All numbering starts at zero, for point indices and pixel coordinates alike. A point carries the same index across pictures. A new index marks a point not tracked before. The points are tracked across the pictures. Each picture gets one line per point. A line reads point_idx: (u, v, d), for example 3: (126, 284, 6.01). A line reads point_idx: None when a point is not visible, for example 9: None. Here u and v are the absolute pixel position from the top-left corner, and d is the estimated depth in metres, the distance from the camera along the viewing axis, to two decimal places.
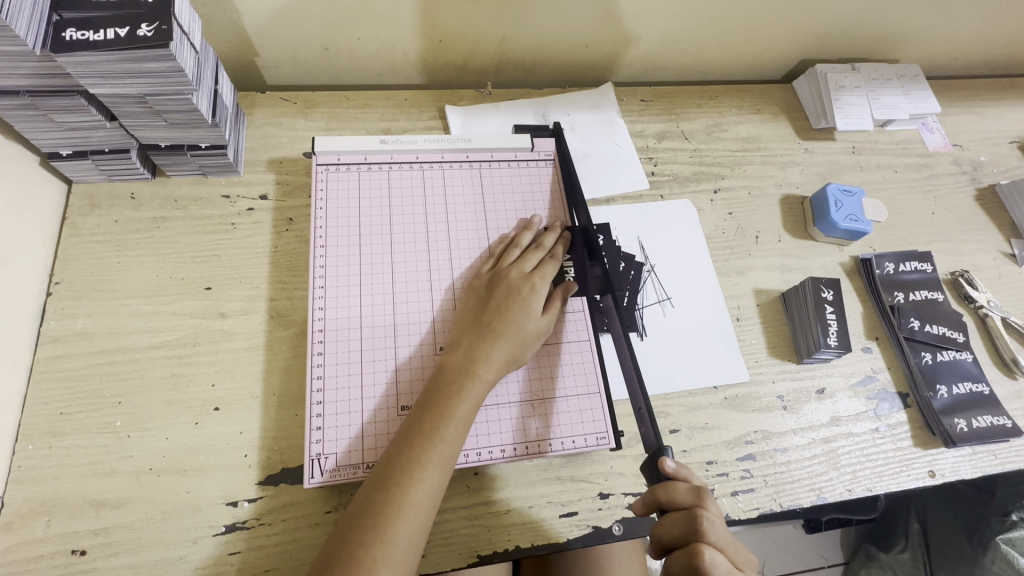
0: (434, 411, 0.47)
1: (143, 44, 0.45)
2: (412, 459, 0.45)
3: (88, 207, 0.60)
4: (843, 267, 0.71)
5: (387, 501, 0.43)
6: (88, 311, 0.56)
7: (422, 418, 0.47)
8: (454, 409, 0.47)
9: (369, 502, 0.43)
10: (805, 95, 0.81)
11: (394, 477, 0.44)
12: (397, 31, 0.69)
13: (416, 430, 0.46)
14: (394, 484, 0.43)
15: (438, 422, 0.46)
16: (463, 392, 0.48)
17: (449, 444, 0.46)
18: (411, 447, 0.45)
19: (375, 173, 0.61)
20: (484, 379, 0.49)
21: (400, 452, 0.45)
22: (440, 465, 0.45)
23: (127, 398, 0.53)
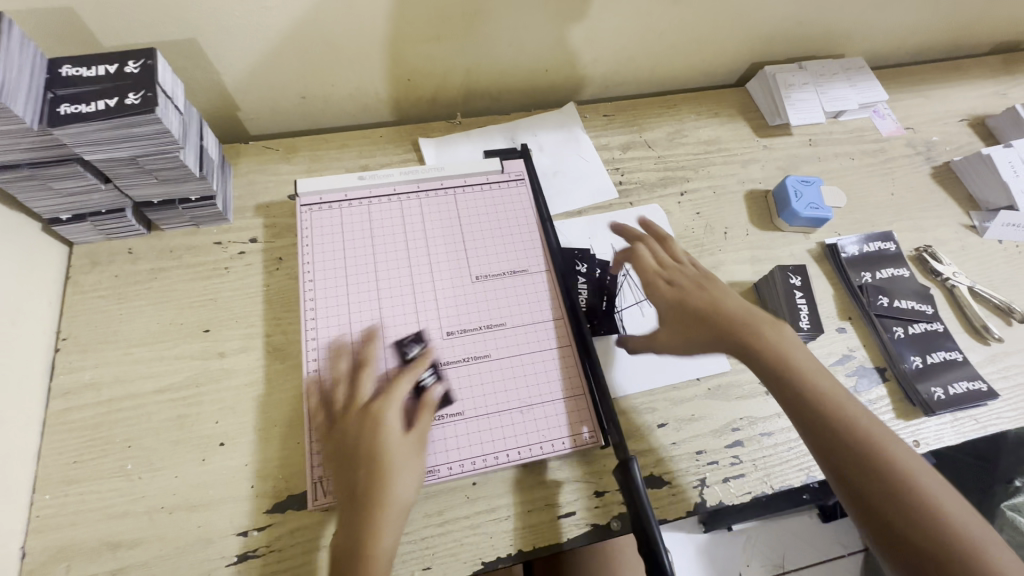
0: (376, 481, 0.48)
1: (131, 111, 0.49)
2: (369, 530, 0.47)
3: (89, 265, 0.64)
4: (811, 254, 0.74)
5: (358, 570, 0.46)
6: (95, 363, 0.59)
7: (364, 491, 0.48)
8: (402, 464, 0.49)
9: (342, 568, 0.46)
10: (759, 96, 0.86)
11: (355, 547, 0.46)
12: (367, 75, 0.74)
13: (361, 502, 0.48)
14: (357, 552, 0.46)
15: (386, 492, 0.48)
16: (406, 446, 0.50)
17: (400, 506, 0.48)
18: (365, 521, 0.47)
19: (356, 208, 0.65)
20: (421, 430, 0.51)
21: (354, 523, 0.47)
22: (394, 527, 0.48)
23: (136, 441, 0.55)
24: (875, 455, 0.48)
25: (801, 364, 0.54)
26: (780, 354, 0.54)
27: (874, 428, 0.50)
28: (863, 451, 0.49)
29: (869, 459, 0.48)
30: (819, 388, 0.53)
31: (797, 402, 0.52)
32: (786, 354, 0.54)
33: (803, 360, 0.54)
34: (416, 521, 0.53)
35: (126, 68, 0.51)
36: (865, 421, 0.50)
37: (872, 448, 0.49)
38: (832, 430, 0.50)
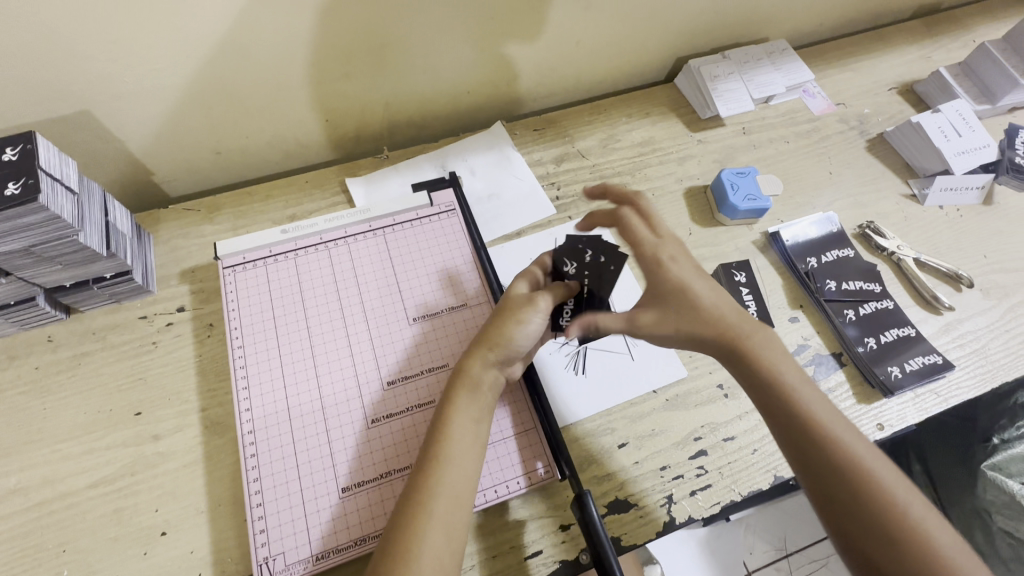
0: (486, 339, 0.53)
1: (12, 203, 0.46)
2: (450, 434, 0.49)
3: (6, 360, 0.60)
4: (756, 245, 0.73)
5: (411, 525, 0.44)
6: (19, 466, 0.55)
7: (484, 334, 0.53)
8: (449, 458, 0.48)
9: (388, 530, 0.45)
10: (687, 91, 0.85)
11: (408, 495, 0.46)
12: (283, 122, 0.71)
13: (428, 448, 0.49)
14: (410, 495, 0.46)
15: (494, 341, 0.52)
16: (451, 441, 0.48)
17: (453, 487, 0.46)
18: (465, 384, 0.51)
19: (282, 263, 0.63)
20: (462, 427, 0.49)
21: (434, 441, 0.49)
22: (466, 452, 0.48)
23: (71, 545, 0.52)
24: (906, 534, 0.44)
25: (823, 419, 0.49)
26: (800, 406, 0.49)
27: (903, 499, 0.45)
28: (885, 520, 0.44)
29: (895, 536, 0.44)
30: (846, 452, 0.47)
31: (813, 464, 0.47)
32: (808, 410, 0.49)
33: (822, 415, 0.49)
34: None
35: (4, 155, 0.48)
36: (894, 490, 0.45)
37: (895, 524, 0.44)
38: (853, 499, 0.45)
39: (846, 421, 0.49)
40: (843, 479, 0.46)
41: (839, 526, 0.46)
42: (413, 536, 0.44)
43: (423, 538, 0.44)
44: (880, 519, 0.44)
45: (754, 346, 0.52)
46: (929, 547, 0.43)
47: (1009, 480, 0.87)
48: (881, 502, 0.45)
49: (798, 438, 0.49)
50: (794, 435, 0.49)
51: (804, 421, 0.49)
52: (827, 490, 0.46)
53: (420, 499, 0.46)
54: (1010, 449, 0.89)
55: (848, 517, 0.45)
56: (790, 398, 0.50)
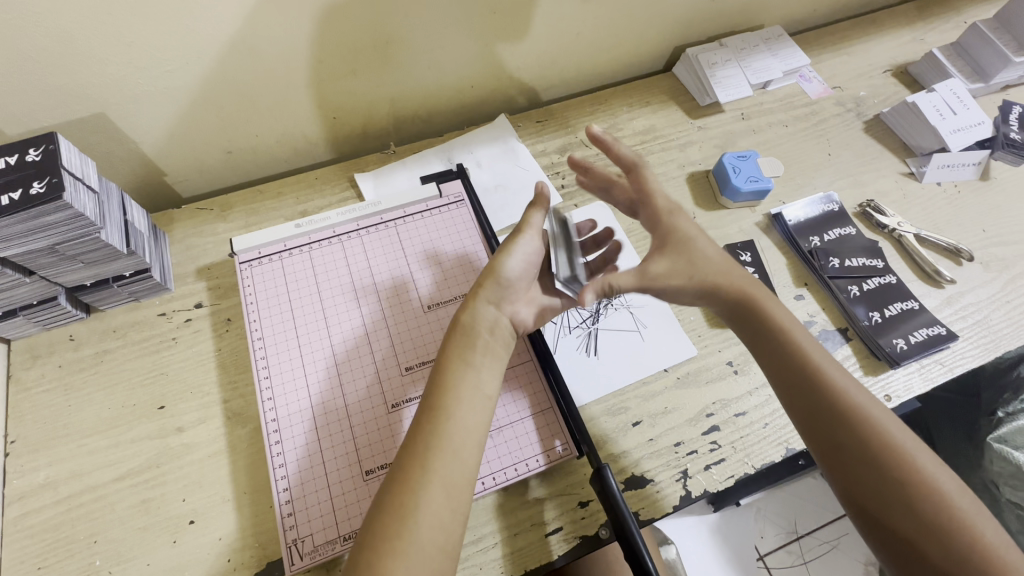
0: (485, 283, 0.55)
1: (38, 202, 0.48)
2: (452, 388, 0.50)
3: (30, 359, 0.62)
4: (759, 226, 0.74)
5: (407, 477, 0.45)
6: (47, 462, 0.56)
7: (483, 278, 0.56)
8: (446, 437, 0.47)
9: (385, 485, 0.46)
10: (686, 79, 0.87)
11: (407, 447, 0.47)
12: (291, 120, 0.73)
13: (427, 403, 0.50)
14: (410, 447, 0.47)
15: (487, 280, 0.55)
16: (447, 421, 0.48)
17: (449, 441, 0.47)
18: (463, 333, 0.53)
19: (297, 256, 0.64)
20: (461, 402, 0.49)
21: (433, 392, 0.50)
22: (466, 411, 0.49)
23: (102, 536, 0.53)
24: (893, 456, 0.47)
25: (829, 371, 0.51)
26: (794, 347, 0.53)
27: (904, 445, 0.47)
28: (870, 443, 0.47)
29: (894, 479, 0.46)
30: (848, 403, 0.49)
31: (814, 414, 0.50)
32: (812, 364, 0.52)
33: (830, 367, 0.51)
34: None
35: (27, 157, 0.50)
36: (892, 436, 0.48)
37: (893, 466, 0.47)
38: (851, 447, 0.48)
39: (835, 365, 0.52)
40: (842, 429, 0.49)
41: (842, 474, 0.49)
42: (411, 486, 0.45)
43: (422, 490, 0.45)
44: (881, 465, 0.47)
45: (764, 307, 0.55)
46: (928, 488, 0.46)
47: (1016, 451, 0.87)
48: (878, 449, 0.47)
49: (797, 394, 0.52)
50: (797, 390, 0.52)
51: (807, 377, 0.51)
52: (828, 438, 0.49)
53: (416, 451, 0.47)
54: (1015, 421, 0.89)
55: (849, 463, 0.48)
56: (793, 350, 0.53)
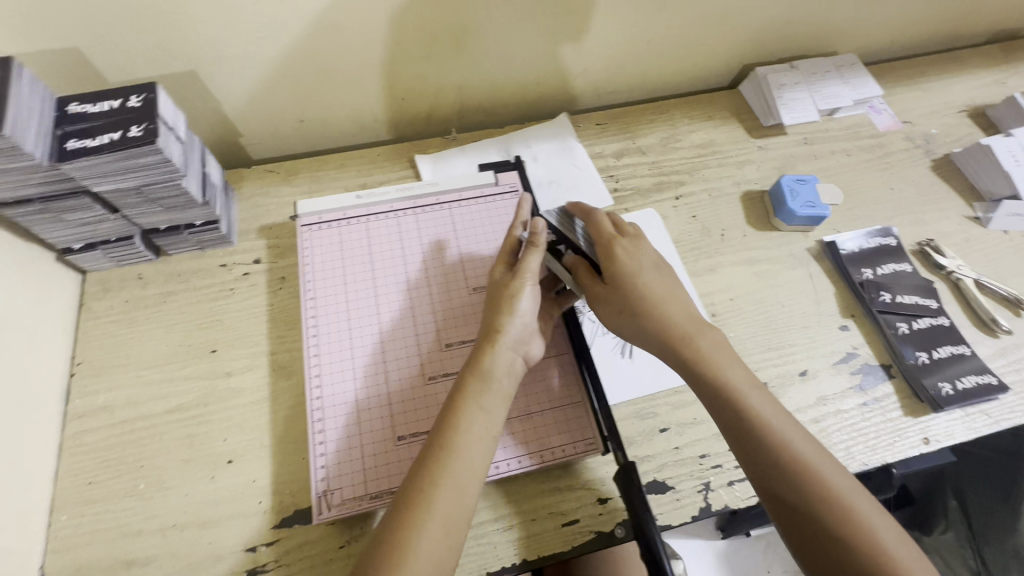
0: (494, 332, 0.54)
1: (134, 144, 0.52)
2: (459, 427, 0.50)
3: (102, 292, 0.66)
4: (810, 252, 0.73)
5: (411, 515, 0.45)
6: (107, 387, 0.61)
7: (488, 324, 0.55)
8: (445, 476, 0.47)
9: (389, 519, 0.46)
10: (752, 97, 0.86)
11: (410, 489, 0.47)
12: (362, 97, 0.76)
13: (433, 441, 0.50)
14: (414, 487, 0.47)
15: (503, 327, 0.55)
16: (450, 461, 0.48)
17: (455, 480, 0.47)
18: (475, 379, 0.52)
19: (354, 225, 0.67)
20: (465, 444, 0.49)
21: (444, 435, 0.49)
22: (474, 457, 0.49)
23: (148, 462, 0.57)
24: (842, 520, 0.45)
25: (759, 405, 0.50)
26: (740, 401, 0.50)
27: (832, 480, 0.46)
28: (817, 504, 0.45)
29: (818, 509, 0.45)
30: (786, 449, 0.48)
31: (739, 438, 0.49)
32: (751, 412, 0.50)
33: (756, 402, 0.50)
34: None
35: (129, 102, 0.54)
36: (813, 460, 0.47)
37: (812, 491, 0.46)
38: (778, 470, 0.47)
39: (783, 417, 0.50)
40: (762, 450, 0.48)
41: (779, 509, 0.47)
42: (415, 525, 0.45)
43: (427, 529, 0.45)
44: (816, 499, 0.45)
45: (669, 308, 0.55)
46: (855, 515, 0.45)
47: None
48: (811, 484, 0.46)
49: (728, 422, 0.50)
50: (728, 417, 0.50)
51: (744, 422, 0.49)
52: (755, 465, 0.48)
53: (421, 487, 0.47)
54: None
55: (778, 490, 0.47)
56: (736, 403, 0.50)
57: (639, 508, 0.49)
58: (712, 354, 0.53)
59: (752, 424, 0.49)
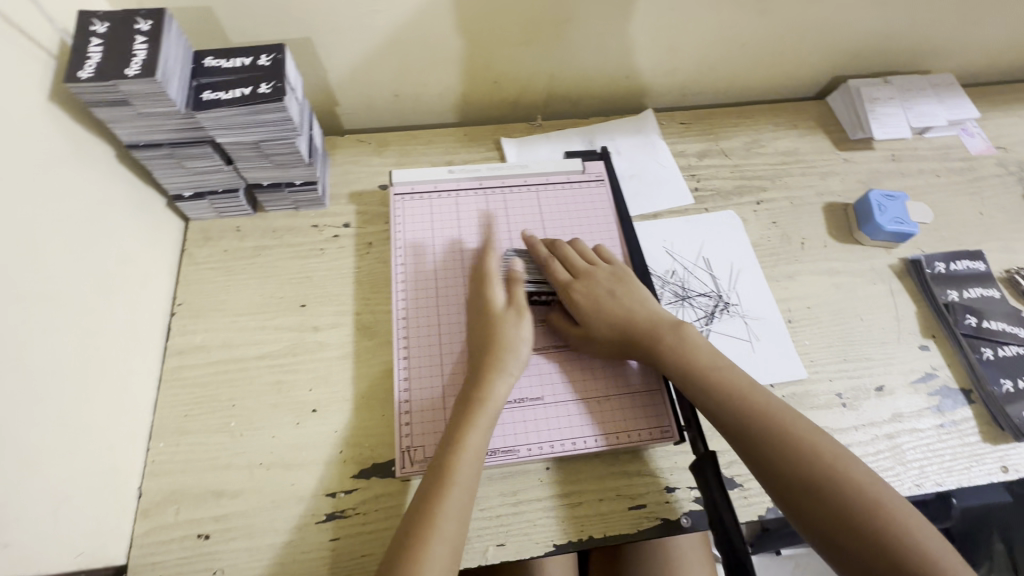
0: (481, 356, 0.55)
1: (262, 99, 0.54)
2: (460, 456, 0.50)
3: (202, 240, 0.70)
4: (893, 269, 0.72)
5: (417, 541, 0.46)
6: (204, 328, 0.64)
7: (476, 348, 0.56)
8: (447, 505, 0.48)
9: (394, 548, 0.46)
10: (840, 110, 0.85)
11: (418, 508, 0.48)
12: (457, 77, 0.78)
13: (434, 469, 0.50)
14: (422, 506, 0.48)
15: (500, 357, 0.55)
16: (451, 488, 0.48)
17: (457, 509, 0.48)
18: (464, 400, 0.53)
19: (445, 198, 0.69)
20: (465, 472, 0.49)
21: (442, 453, 0.50)
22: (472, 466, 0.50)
23: (239, 402, 0.60)
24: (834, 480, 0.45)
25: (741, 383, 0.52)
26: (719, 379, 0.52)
27: (819, 444, 0.47)
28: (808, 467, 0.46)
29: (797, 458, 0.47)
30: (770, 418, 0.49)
31: (716, 410, 0.51)
32: (732, 386, 0.52)
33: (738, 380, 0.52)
34: (491, 498, 0.56)
35: (260, 61, 0.57)
36: (799, 428, 0.48)
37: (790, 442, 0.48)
38: (753, 430, 0.49)
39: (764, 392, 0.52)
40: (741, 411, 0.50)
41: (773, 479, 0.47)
42: (427, 538, 0.46)
43: (439, 540, 0.46)
44: (806, 463, 0.46)
45: (638, 321, 0.57)
46: (834, 458, 0.46)
47: None
48: (800, 446, 0.47)
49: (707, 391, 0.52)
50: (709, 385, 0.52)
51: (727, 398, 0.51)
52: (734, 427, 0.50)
53: (432, 500, 0.48)
54: None
55: (755, 449, 0.48)
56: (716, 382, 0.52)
57: (717, 496, 0.50)
58: (684, 340, 0.55)
59: (733, 400, 0.51)
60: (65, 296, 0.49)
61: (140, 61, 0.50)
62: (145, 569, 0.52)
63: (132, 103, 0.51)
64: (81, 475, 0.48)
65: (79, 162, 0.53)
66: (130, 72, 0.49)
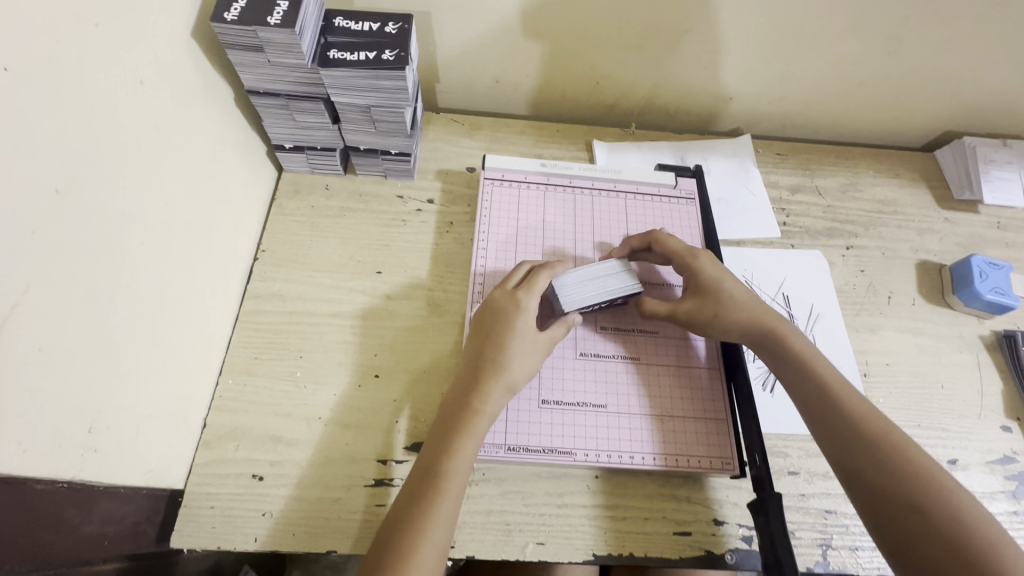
0: (494, 362, 0.53)
1: (384, 65, 0.55)
2: (451, 457, 0.49)
3: (292, 192, 0.72)
4: (983, 340, 0.69)
5: (404, 539, 0.44)
6: (283, 277, 0.66)
7: (489, 351, 0.54)
8: (436, 506, 0.46)
9: (384, 541, 0.45)
10: (948, 166, 0.82)
11: (412, 502, 0.46)
12: (561, 73, 0.78)
13: (427, 466, 0.48)
14: (415, 506, 0.46)
15: (497, 363, 0.53)
16: (442, 489, 0.47)
17: (443, 513, 0.46)
18: (466, 406, 0.51)
19: (533, 190, 0.70)
20: (454, 473, 0.48)
21: (442, 455, 0.49)
22: (463, 479, 0.48)
23: (307, 354, 0.62)
24: (922, 488, 0.45)
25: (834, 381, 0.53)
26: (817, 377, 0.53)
27: (911, 453, 0.47)
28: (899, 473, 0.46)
29: (887, 462, 0.47)
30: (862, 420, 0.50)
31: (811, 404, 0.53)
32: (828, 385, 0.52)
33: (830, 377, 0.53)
34: (537, 496, 0.55)
35: (386, 28, 0.58)
36: (894, 435, 0.48)
37: (901, 459, 0.47)
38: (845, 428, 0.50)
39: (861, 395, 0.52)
40: (845, 420, 0.50)
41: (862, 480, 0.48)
42: (418, 540, 0.44)
43: (427, 545, 0.45)
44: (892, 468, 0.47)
45: (768, 320, 0.57)
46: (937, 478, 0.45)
47: None
48: (889, 452, 0.48)
49: (817, 411, 0.52)
50: (813, 402, 0.52)
51: (823, 395, 0.52)
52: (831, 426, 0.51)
53: (427, 500, 0.46)
54: None
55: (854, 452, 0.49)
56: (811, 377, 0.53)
57: (777, 536, 0.49)
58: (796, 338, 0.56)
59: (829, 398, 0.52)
60: (176, 225, 0.51)
61: (281, 12, 0.52)
62: (199, 498, 0.54)
63: (265, 50, 0.53)
64: (161, 398, 0.50)
65: (203, 100, 0.55)
66: (271, 22, 0.51)
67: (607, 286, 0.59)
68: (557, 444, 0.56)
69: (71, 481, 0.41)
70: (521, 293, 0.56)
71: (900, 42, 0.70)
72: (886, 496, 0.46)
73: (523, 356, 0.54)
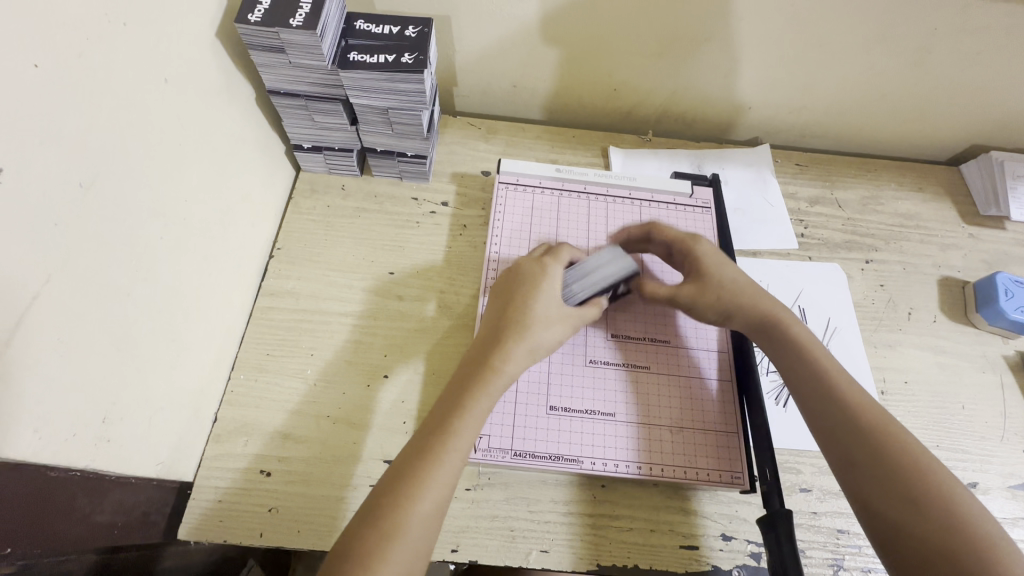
0: (517, 323, 0.52)
1: (403, 68, 0.56)
2: (465, 407, 0.47)
3: (309, 191, 0.72)
4: (1007, 360, 0.67)
5: (405, 478, 0.43)
6: (297, 275, 0.67)
7: (511, 311, 0.53)
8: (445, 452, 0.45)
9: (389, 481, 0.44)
10: (975, 181, 0.80)
11: (419, 447, 0.45)
12: (579, 79, 0.78)
13: (439, 414, 0.47)
14: (424, 449, 0.45)
15: (518, 323, 0.52)
16: (451, 435, 0.46)
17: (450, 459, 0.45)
18: (484, 362, 0.50)
19: (547, 196, 0.70)
20: (468, 423, 0.47)
21: (454, 407, 0.48)
22: (474, 429, 0.47)
23: (317, 352, 0.62)
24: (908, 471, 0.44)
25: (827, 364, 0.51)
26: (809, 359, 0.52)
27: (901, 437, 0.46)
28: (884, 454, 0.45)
29: (873, 443, 0.46)
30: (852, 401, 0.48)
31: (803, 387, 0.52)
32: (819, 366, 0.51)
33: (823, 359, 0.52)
34: (542, 503, 0.55)
35: (407, 31, 0.59)
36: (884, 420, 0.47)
37: (889, 441, 0.46)
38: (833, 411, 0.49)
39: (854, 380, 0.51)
40: (835, 403, 0.49)
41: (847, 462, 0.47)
42: (421, 481, 0.43)
43: (430, 487, 0.43)
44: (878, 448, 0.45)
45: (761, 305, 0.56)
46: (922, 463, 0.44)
47: None
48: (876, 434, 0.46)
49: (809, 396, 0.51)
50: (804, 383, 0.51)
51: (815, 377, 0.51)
52: (818, 408, 0.50)
53: (433, 446, 0.45)
54: None
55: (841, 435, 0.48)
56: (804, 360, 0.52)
57: (787, 554, 0.48)
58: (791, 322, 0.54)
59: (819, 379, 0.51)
60: (196, 221, 0.52)
61: (305, 14, 0.53)
62: (206, 492, 0.54)
63: (287, 51, 0.54)
64: (175, 391, 0.51)
65: (226, 100, 0.56)
66: (294, 23, 0.52)
67: (602, 274, 0.58)
68: (563, 452, 0.56)
69: (85, 469, 0.42)
70: (549, 262, 0.57)
71: (927, 53, 0.68)
72: (869, 478, 0.45)
73: (546, 321, 0.53)
